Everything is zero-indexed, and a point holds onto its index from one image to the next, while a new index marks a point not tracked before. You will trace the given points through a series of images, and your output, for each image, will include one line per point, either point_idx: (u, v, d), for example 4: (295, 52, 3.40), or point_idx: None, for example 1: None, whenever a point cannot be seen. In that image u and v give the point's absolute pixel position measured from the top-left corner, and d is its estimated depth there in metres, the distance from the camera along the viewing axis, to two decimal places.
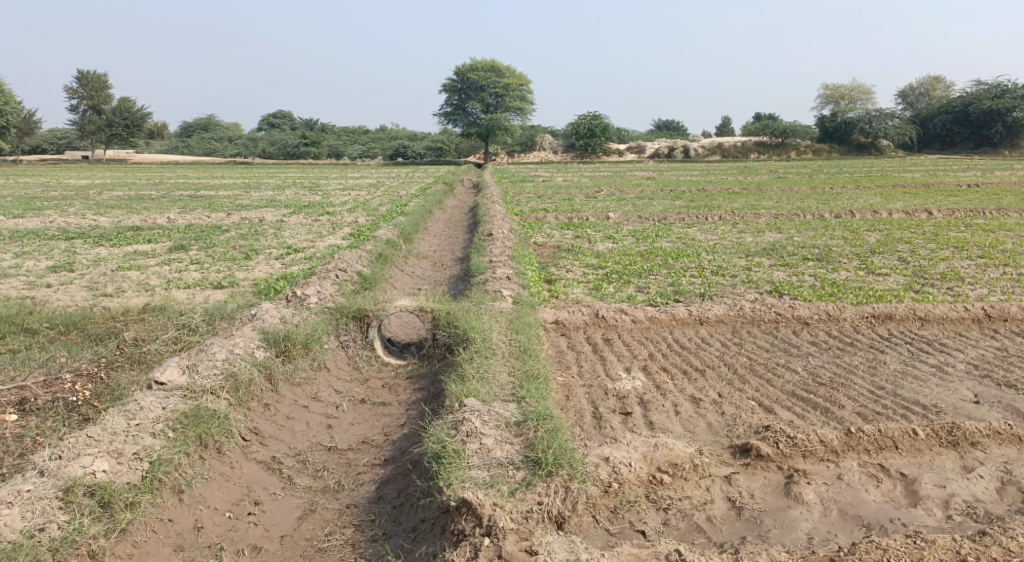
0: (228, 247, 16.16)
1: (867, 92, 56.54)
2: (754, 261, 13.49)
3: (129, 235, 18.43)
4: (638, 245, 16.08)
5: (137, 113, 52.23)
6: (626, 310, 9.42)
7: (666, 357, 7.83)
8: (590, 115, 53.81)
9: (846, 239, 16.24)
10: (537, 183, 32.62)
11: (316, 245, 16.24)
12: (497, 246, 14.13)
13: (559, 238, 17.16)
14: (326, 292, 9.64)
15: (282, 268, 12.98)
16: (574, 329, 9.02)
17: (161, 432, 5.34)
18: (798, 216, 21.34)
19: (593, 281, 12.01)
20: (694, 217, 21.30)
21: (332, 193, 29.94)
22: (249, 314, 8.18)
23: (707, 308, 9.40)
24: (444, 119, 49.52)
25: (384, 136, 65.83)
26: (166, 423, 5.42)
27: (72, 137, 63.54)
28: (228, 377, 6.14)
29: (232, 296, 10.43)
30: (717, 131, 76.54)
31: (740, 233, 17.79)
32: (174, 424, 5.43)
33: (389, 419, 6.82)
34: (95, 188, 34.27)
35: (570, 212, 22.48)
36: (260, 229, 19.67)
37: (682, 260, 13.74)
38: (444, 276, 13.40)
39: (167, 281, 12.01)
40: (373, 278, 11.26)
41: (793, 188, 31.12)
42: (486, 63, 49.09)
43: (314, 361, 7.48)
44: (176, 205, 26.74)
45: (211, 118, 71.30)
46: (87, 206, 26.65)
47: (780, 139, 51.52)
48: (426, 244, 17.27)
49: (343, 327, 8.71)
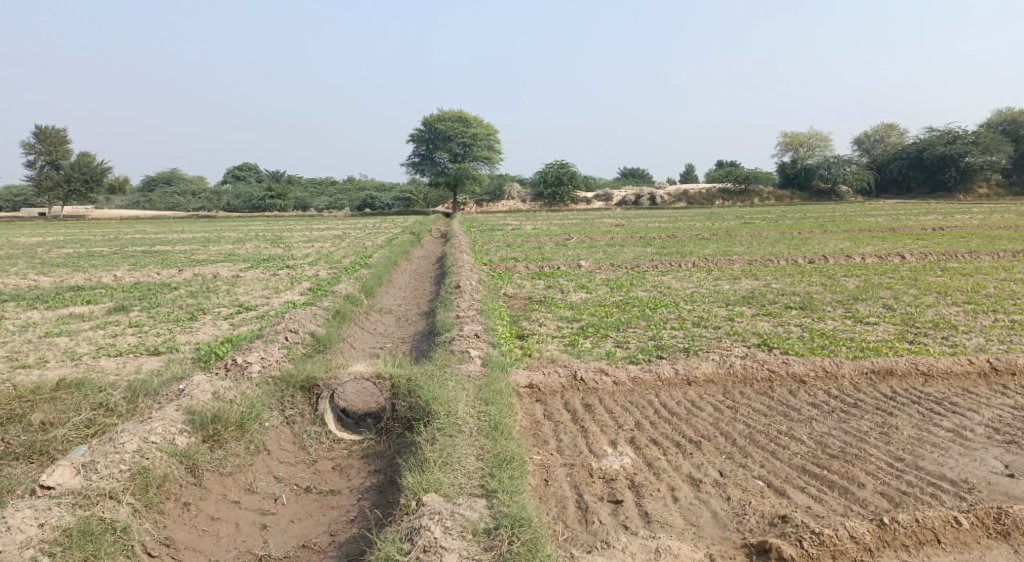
0: (174, 307, 15.05)
1: (826, 139, 57.65)
2: (735, 310, 12.79)
3: (69, 296, 17.17)
4: (612, 296, 15.35)
5: (97, 169, 50.87)
6: (607, 370, 8.55)
7: (654, 426, 6.93)
8: (557, 164, 53.85)
9: (825, 286, 15.70)
10: (506, 232, 32.00)
11: (271, 303, 15.21)
12: (465, 300, 13.28)
13: (530, 289, 16.37)
14: (271, 357, 8.61)
15: (230, 330, 11.93)
16: (550, 394, 8.10)
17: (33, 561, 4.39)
18: (772, 261, 20.89)
19: (567, 336, 11.20)
20: (667, 265, 20.70)
21: (295, 245, 28.91)
22: (175, 390, 7.15)
23: (694, 366, 8.55)
24: (411, 170, 49.04)
25: (352, 187, 65.21)
26: (41, 547, 4.48)
27: (28, 193, 61.80)
28: (135, 476, 5.24)
29: (168, 366, 9.35)
30: (682, 178, 77.60)
31: (716, 281, 17.18)
32: (51, 548, 4.50)
33: (337, 514, 5.80)
34: (44, 246, 32.70)
35: (541, 261, 21.78)
36: (213, 286, 18.57)
37: (661, 311, 13.00)
38: (408, 334, 12.45)
39: (98, 348, 10.88)
40: (327, 339, 10.27)
41: (762, 234, 30.86)
42: (453, 114, 48.86)
43: (249, 443, 6.45)
44: (127, 262, 25.44)
45: (174, 171, 70.10)
46: (31, 264, 25.18)
47: (743, 185, 52.04)
48: (389, 298, 16.33)
49: (289, 400, 7.69)
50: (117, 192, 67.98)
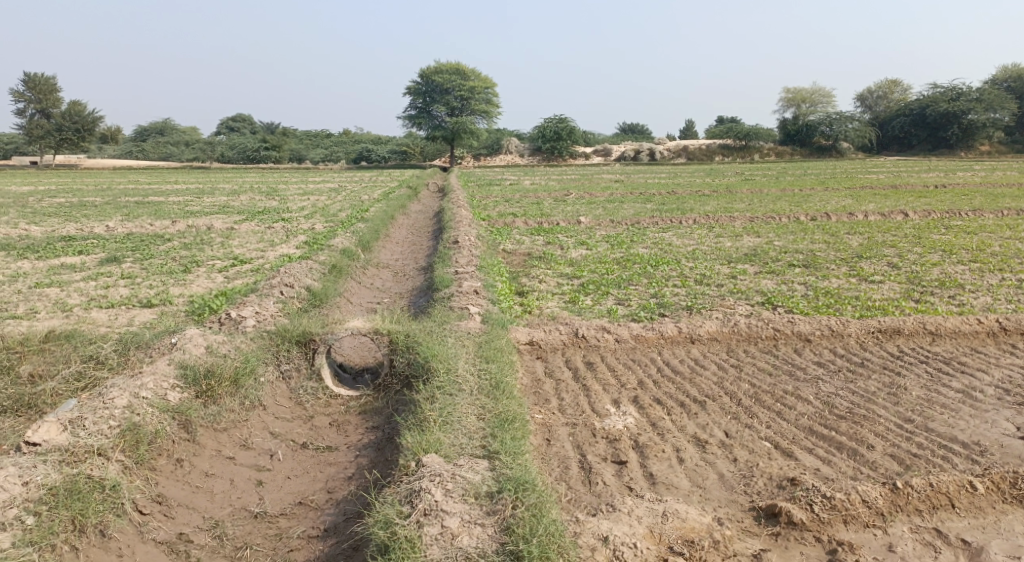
0: (168, 259, 14.80)
1: (829, 95, 56.76)
2: (738, 268, 12.60)
3: (60, 246, 16.89)
4: (613, 252, 15.12)
5: (88, 118, 49.93)
6: (609, 328, 8.38)
7: (658, 385, 6.78)
8: (556, 118, 53.06)
9: (828, 244, 15.49)
10: (504, 187, 31.56)
11: (266, 256, 14.96)
12: (464, 255, 13.04)
13: (529, 245, 16.13)
14: (267, 312, 8.41)
15: (224, 283, 11.71)
16: (551, 352, 7.95)
17: (16, 520, 4.31)
18: (774, 219, 20.63)
19: (568, 292, 11.02)
20: (667, 221, 20.44)
21: (290, 198, 28.51)
22: (168, 343, 6.96)
23: (698, 325, 8.39)
24: (408, 123, 48.23)
25: (348, 139, 64.29)
26: (25, 506, 4.39)
27: (19, 141, 60.80)
28: (124, 433, 5.10)
29: (161, 319, 9.16)
30: (682, 134, 76.71)
31: (718, 238, 16.95)
32: (36, 507, 4.41)
33: (333, 471, 5.67)
34: (37, 196, 32.24)
35: (539, 216, 21.48)
36: (208, 238, 18.29)
37: (663, 268, 12.80)
38: (406, 289, 12.26)
39: (90, 300, 10.67)
40: (323, 293, 10.07)
41: (763, 191, 30.50)
42: (450, 65, 47.80)
43: (244, 399, 6.30)
44: (120, 213, 25.06)
45: (168, 121, 68.97)
46: (22, 214, 24.81)
47: (743, 142, 51.34)
48: (386, 253, 16.08)
49: (285, 355, 7.53)
50: (110, 142, 66.94)
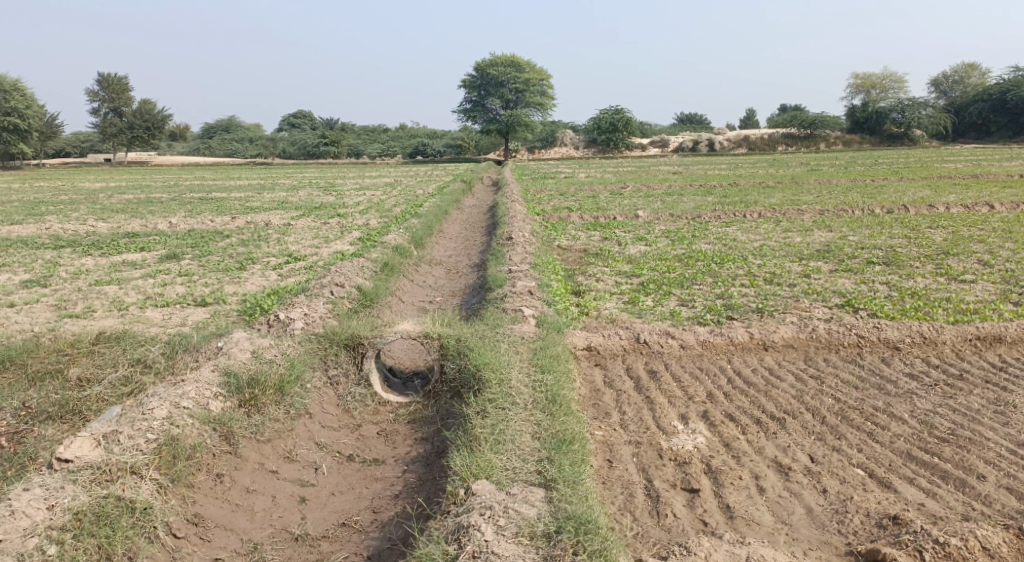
0: (224, 255, 14.84)
1: (900, 81, 54.12)
2: (811, 265, 11.81)
3: (123, 243, 17.19)
4: (674, 249, 14.45)
5: (157, 116, 51.42)
6: (674, 333, 7.81)
7: (729, 399, 6.21)
8: (612, 110, 52.13)
9: (907, 239, 14.47)
10: (560, 180, 31.01)
11: (320, 253, 14.84)
12: (519, 252, 12.63)
13: (586, 241, 15.59)
14: (315, 313, 8.15)
15: (277, 281, 11.58)
16: (611, 358, 7.46)
17: (36, 551, 4.06)
18: (845, 212, 19.53)
19: (628, 292, 10.48)
20: (730, 215, 19.56)
21: (347, 194, 28.57)
22: (214, 347, 6.74)
23: (771, 330, 7.74)
24: (463, 116, 48.05)
25: (405, 134, 64.64)
26: (49, 534, 4.15)
27: (94, 139, 63.20)
28: (159, 450, 4.86)
29: (212, 321, 9.02)
30: (742, 123, 74.62)
31: (786, 233, 16.05)
32: (59, 535, 4.17)
33: (380, 487, 5.32)
34: (107, 192, 33.24)
35: (596, 210, 20.90)
36: (265, 234, 18.35)
37: (729, 265, 12.11)
38: (458, 288, 11.92)
39: (145, 298, 10.66)
40: (375, 293, 9.79)
41: (832, 182, 29.12)
42: (506, 58, 47.33)
43: (288, 408, 6.03)
44: (183, 209, 25.53)
45: (233, 118, 70.69)
46: (92, 210, 25.53)
47: (808, 131, 49.32)
48: (440, 249, 15.78)
49: (333, 360, 7.25)
50: (178, 139, 68.99)
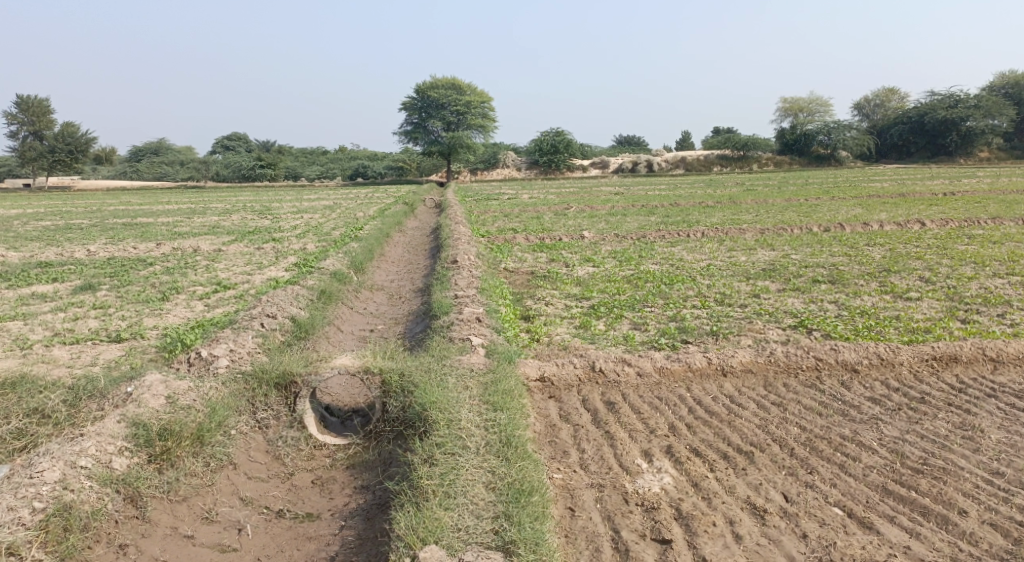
0: (147, 285, 13.91)
1: (826, 104, 56.15)
2: (759, 285, 11.69)
3: (35, 273, 15.98)
4: (622, 270, 14.20)
5: (82, 139, 49.12)
6: (630, 360, 7.40)
7: (693, 431, 5.81)
8: (553, 132, 52.49)
9: (849, 257, 14.58)
10: (503, 201, 30.70)
11: (253, 280, 14.03)
12: (464, 276, 12.15)
13: (532, 263, 15.21)
14: (243, 349, 7.47)
15: (204, 313, 10.81)
16: (565, 390, 7.01)
17: None
18: (785, 230, 19.75)
19: (578, 316, 10.13)
20: (675, 235, 19.53)
21: (283, 217, 27.58)
22: (123, 392, 6.01)
23: (728, 354, 7.42)
24: (403, 138, 47.47)
25: (344, 156, 63.59)
26: None
27: (12, 163, 60.04)
28: (42, 526, 4.35)
29: (126, 361, 8.21)
30: (678, 144, 76.24)
31: (731, 252, 16.01)
32: None
33: (313, 550, 4.75)
34: (24, 219, 31.34)
35: (540, 231, 20.62)
36: (193, 261, 17.37)
37: (678, 286, 11.89)
38: (401, 315, 11.36)
39: (54, 335, 9.76)
40: (311, 324, 9.16)
41: (768, 201, 29.68)
42: (446, 80, 47.06)
43: (208, 460, 5.40)
44: (106, 236, 24.13)
45: (163, 141, 68.31)
46: (5, 239, 23.89)
47: (741, 152, 50.53)
48: (381, 274, 15.16)
49: (262, 402, 6.60)
50: (104, 163, 66.16)
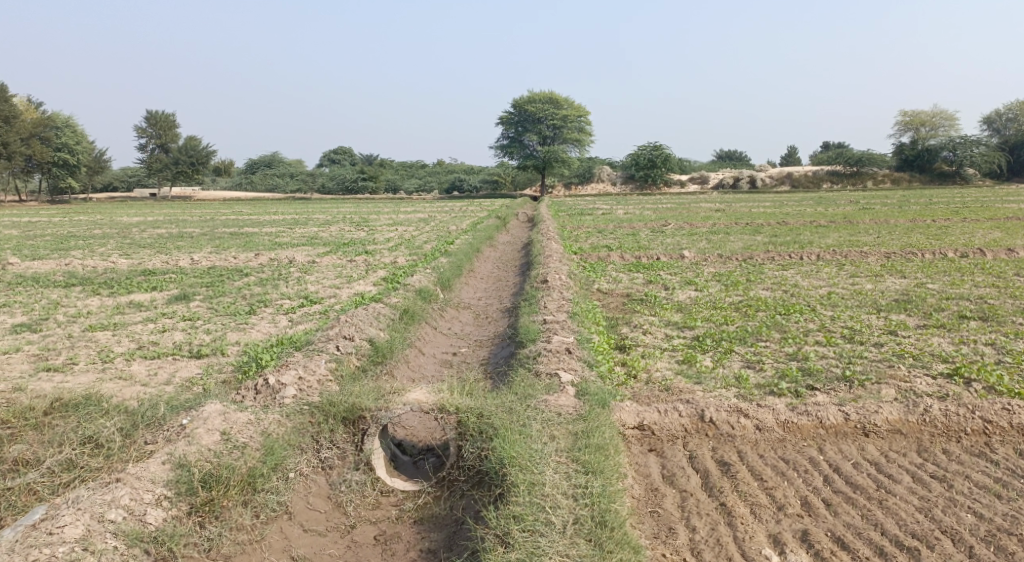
0: (237, 297, 13.83)
1: (950, 118, 51.88)
2: (893, 320, 10.25)
3: (137, 281, 16.33)
4: (729, 295, 12.97)
5: (202, 152, 51.79)
6: (747, 410, 6.28)
7: (834, 510, 4.81)
8: (651, 145, 50.97)
9: (996, 289, 12.75)
10: (597, 217, 29.67)
11: (339, 295, 13.70)
12: (554, 297, 11.33)
13: (628, 285, 14.17)
14: (313, 376, 6.85)
15: (285, 329, 10.44)
16: (668, 442, 6.02)
17: None
18: (913, 255, 17.79)
19: (681, 348, 9.08)
20: (785, 257, 17.99)
21: (379, 230, 27.65)
22: (178, 424, 5.51)
23: (870, 409, 6.22)
24: (499, 152, 47.31)
25: (442, 170, 64.23)
26: None
27: (141, 175, 64.14)
28: None
29: (198, 382, 7.80)
30: (782, 161, 73.03)
31: (853, 278, 14.43)
32: None
33: None
34: (140, 227, 32.92)
35: (637, 250, 19.54)
36: (286, 273, 17.38)
37: (796, 316, 10.61)
38: (487, 337, 10.63)
39: (136, 348, 9.59)
40: (389, 348, 8.54)
41: (887, 221, 27.33)
42: (543, 94, 46.62)
43: (258, 512, 5.02)
44: (211, 245, 24.82)
45: (275, 154, 71.32)
46: (119, 246, 24.95)
47: (854, 168, 47.28)
48: (469, 292, 14.54)
49: (327, 439, 5.94)
50: (221, 174, 69.73)
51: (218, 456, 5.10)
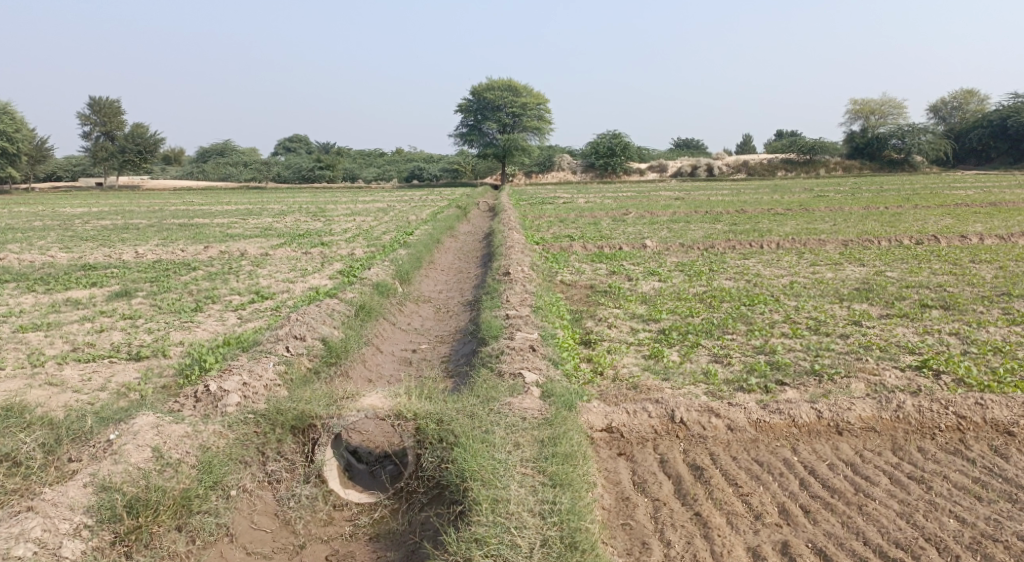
0: (184, 292, 13.17)
1: (899, 107, 52.94)
2: (857, 309, 10.15)
3: (77, 276, 15.49)
4: (693, 285, 12.80)
5: (151, 139, 49.97)
6: (718, 409, 6.02)
7: (813, 519, 4.64)
8: (611, 134, 50.88)
9: (954, 276, 12.81)
10: (558, 205, 29.41)
11: (292, 289, 13.14)
12: (516, 290, 10.98)
13: (591, 276, 13.90)
14: (259, 382, 6.39)
15: (234, 327, 9.90)
16: (638, 446, 5.73)
17: None
18: (869, 242, 17.91)
19: (648, 342, 8.82)
20: (746, 246, 17.94)
21: (336, 220, 26.95)
22: (105, 440, 5.05)
23: (843, 405, 6.01)
24: (458, 140, 46.72)
25: (401, 158, 63.29)
26: None
27: (87, 163, 61.79)
28: None
29: (136, 389, 7.25)
30: (738, 149, 73.89)
31: (813, 266, 14.40)
32: None
33: None
34: (85, 218, 31.57)
35: (598, 239, 19.31)
36: (237, 266, 16.70)
37: (760, 306, 10.46)
38: (448, 332, 10.24)
39: (70, 350, 8.96)
40: (343, 347, 8.09)
41: (842, 208, 27.65)
42: (502, 82, 46.13)
43: (193, 537, 4.65)
44: (160, 237, 23.85)
45: (228, 143, 69.47)
46: (62, 239, 23.81)
47: (808, 156, 47.92)
48: (428, 284, 14.10)
49: (274, 450, 5.52)
50: (172, 163, 67.63)
51: (147, 477, 4.67)
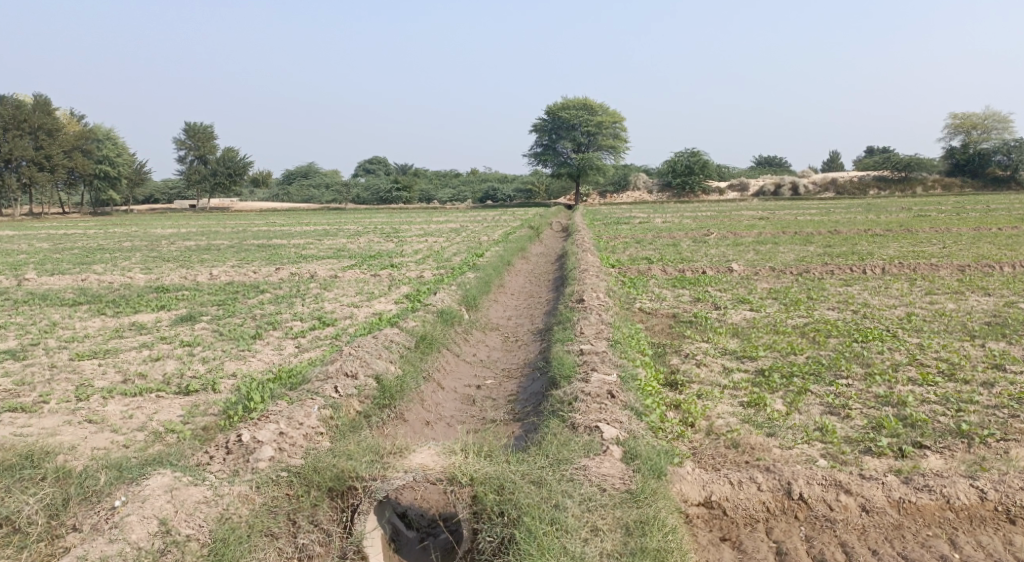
0: (248, 318, 12.71)
1: (1004, 121, 49.13)
2: (995, 350, 8.62)
3: (149, 299, 15.35)
4: (790, 316, 11.44)
5: (240, 163, 51.46)
6: (848, 484, 4.86)
7: None
8: (688, 153, 49.20)
9: None
10: (635, 226, 28.19)
11: (356, 316, 12.49)
12: (592, 321, 9.95)
13: (674, 304, 12.72)
14: (297, 431, 5.62)
15: (289, 358, 9.22)
16: (746, 529, 4.65)
17: None
18: (987, 268, 16.00)
19: (745, 385, 7.60)
20: (846, 271, 16.31)
21: (408, 240, 26.61)
22: (111, 507, 4.44)
23: (1012, 485, 4.83)
24: (533, 160, 46.08)
25: (475, 179, 63.29)
26: None
27: (180, 186, 64.42)
28: None
29: (174, 430, 6.58)
30: (824, 167, 70.63)
31: (929, 296, 12.75)
32: None
33: None
34: (171, 239, 32.42)
35: (680, 262, 18.05)
36: (305, 289, 16.28)
37: (875, 344, 9.05)
38: (515, 366, 9.29)
39: (120, 381, 8.46)
40: (399, 387, 7.24)
41: (948, 229, 25.37)
42: (578, 101, 45.42)
43: None
44: (236, 258, 23.96)
45: (311, 165, 71.27)
46: (145, 260, 24.21)
47: (903, 173, 44.84)
48: (497, 311, 13.23)
49: (307, 519, 4.68)
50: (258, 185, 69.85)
51: None
